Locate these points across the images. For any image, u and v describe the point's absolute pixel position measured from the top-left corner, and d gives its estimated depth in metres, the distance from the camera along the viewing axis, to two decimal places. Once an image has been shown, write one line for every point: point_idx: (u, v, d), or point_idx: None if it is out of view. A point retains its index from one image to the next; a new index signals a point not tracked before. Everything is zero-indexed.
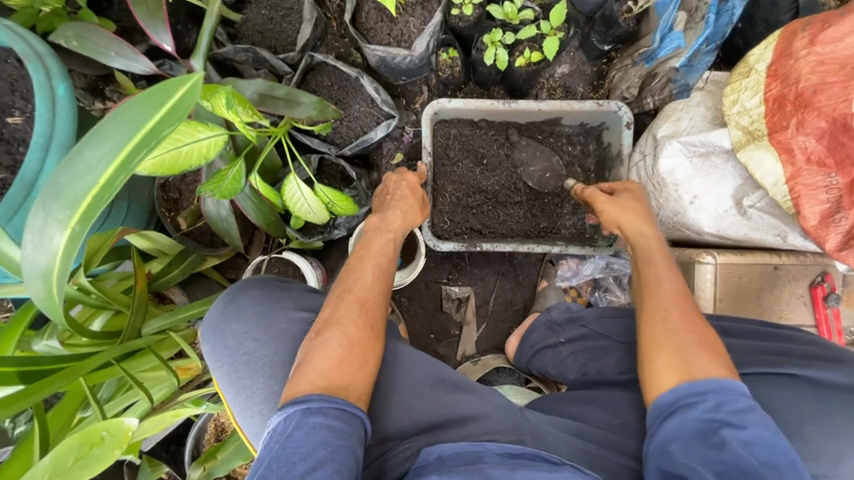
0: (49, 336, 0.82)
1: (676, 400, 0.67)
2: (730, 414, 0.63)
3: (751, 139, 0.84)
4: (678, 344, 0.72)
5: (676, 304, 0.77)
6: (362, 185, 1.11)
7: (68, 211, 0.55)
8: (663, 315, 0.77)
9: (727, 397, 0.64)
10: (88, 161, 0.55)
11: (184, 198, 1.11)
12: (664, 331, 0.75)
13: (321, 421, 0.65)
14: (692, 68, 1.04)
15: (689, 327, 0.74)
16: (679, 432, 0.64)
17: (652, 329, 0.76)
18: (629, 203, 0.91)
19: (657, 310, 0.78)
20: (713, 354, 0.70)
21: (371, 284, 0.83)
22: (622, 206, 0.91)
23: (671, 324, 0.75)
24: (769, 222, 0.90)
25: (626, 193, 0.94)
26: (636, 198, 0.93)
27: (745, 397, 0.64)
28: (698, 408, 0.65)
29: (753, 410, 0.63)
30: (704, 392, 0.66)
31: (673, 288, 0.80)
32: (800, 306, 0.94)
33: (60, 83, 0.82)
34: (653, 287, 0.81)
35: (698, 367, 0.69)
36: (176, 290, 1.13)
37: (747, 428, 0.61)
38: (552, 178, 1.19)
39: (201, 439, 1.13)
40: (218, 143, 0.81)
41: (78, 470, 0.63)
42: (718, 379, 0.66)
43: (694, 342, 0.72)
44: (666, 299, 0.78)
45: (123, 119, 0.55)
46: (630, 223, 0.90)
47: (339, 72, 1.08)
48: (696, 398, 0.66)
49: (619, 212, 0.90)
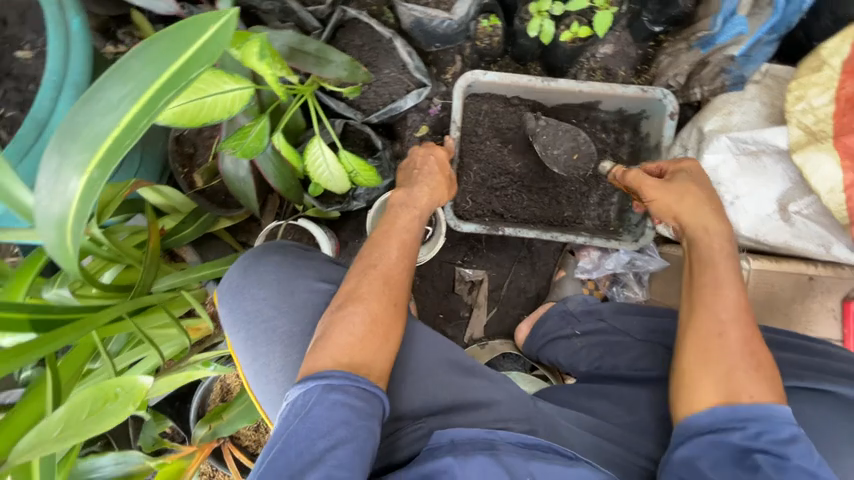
0: (60, 284, 0.78)
1: (713, 424, 0.64)
2: (772, 445, 0.60)
3: (813, 141, 0.79)
4: (732, 366, 0.66)
5: (735, 320, 0.70)
6: (386, 156, 1.06)
7: (86, 154, 0.51)
8: (720, 331, 0.69)
9: (771, 426, 0.61)
10: (110, 100, 0.50)
11: (200, 154, 1.07)
12: (718, 351, 0.68)
13: (342, 399, 0.63)
14: (749, 59, 0.96)
15: (745, 348, 0.68)
16: (708, 448, 0.63)
17: (703, 343, 0.70)
18: (692, 189, 0.80)
19: (714, 325, 0.70)
20: (767, 381, 0.65)
21: (397, 261, 0.80)
22: (681, 193, 0.80)
23: (727, 343, 0.68)
24: (814, 230, 0.87)
25: (687, 174, 0.83)
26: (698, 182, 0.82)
27: (791, 426, 0.61)
28: (736, 435, 0.62)
29: (796, 442, 0.60)
30: (745, 419, 0.62)
31: (735, 303, 0.71)
32: (829, 320, 0.92)
33: (74, 16, 0.75)
34: (711, 296, 0.72)
35: (747, 392, 0.64)
36: (189, 249, 1.10)
37: (788, 459, 0.59)
38: (578, 161, 1.14)
39: (207, 398, 1.13)
40: (244, 97, 0.75)
41: (92, 423, 0.62)
42: (764, 405, 0.62)
43: (751, 365, 0.66)
44: (726, 313, 0.70)
45: (149, 55, 0.50)
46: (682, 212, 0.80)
47: (372, 31, 1.01)
48: (738, 425, 0.62)
49: (672, 199, 0.82)
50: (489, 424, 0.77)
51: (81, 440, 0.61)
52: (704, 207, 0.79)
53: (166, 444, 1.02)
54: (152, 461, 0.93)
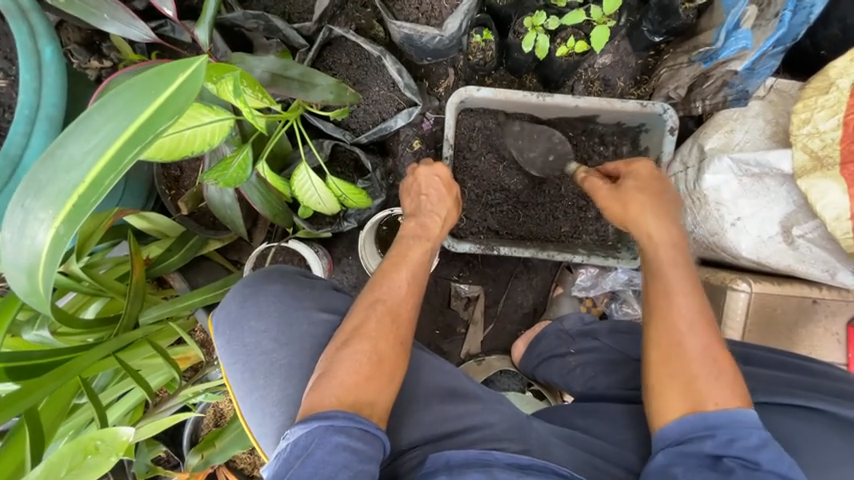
0: (39, 325, 0.76)
1: (684, 434, 0.62)
2: (744, 451, 0.58)
3: (818, 167, 0.76)
4: (692, 375, 0.64)
5: (692, 329, 0.68)
6: (377, 177, 1.02)
7: (52, 210, 0.49)
8: (677, 340, 0.67)
9: (740, 432, 0.59)
10: (73, 155, 0.48)
11: (186, 177, 1.04)
12: (676, 361, 0.67)
13: (345, 441, 0.62)
14: (754, 72, 0.92)
15: (706, 356, 0.65)
16: (684, 456, 0.60)
17: (663, 355, 0.68)
18: (636, 194, 0.80)
19: (670, 335, 0.68)
20: (730, 385, 0.62)
21: (405, 298, 0.79)
22: (624, 199, 0.81)
23: (686, 353, 0.66)
24: (819, 255, 0.84)
25: (632, 179, 0.83)
26: (644, 187, 0.81)
27: (760, 431, 0.59)
28: (708, 444, 0.60)
29: (766, 447, 0.58)
30: (712, 427, 0.60)
31: (691, 308, 0.69)
32: (833, 343, 0.89)
33: (47, 45, 0.72)
34: (665, 306, 0.70)
35: (711, 400, 0.62)
36: (176, 276, 1.07)
37: (761, 465, 0.57)
38: (554, 162, 1.11)
39: (200, 423, 1.11)
40: (224, 129, 0.72)
41: (70, 479, 0.61)
42: (730, 411, 0.60)
43: (712, 372, 0.64)
44: (683, 321, 0.68)
45: (114, 110, 0.48)
46: (640, 222, 0.79)
47: (360, 49, 0.98)
48: (705, 433, 0.60)
49: (622, 208, 0.81)
50: (483, 445, 0.75)
51: None
52: (650, 211, 0.78)
53: (160, 470, 0.99)
54: None
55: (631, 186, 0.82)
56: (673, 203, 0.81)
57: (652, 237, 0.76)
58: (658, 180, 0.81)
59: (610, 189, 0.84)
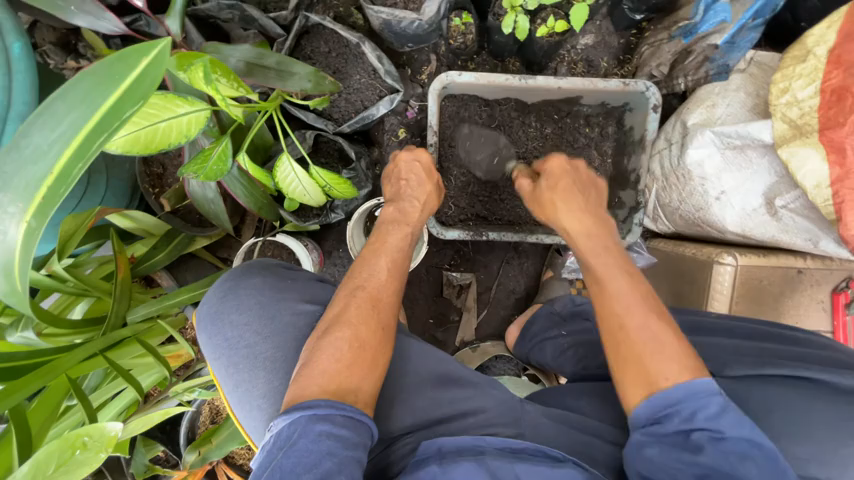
0: (24, 327, 0.74)
1: (653, 416, 0.61)
2: (706, 422, 0.57)
3: (798, 135, 0.76)
4: (639, 356, 0.63)
5: (631, 309, 0.67)
6: (362, 166, 1.02)
7: (22, 203, 0.48)
8: (618, 323, 0.66)
9: (699, 403, 0.58)
10: (39, 145, 0.48)
11: (169, 175, 1.03)
12: (624, 345, 0.65)
13: (328, 429, 0.62)
14: (734, 46, 0.91)
15: (652, 334, 0.64)
16: (655, 435, 0.60)
17: (612, 340, 0.67)
18: (550, 194, 0.88)
19: (612, 319, 0.68)
20: (675, 357, 0.61)
21: (386, 283, 0.79)
22: (541, 199, 0.90)
23: (629, 335, 0.65)
24: (803, 226, 0.83)
25: (547, 179, 0.90)
26: (554, 183, 0.89)
27: (717, 398, 0.57)
28: (674, 421, 0.59)
29: (727, 413, 0.57)
30: (675, 403, 0.59)
31: (626, 289, 0.69)
32: (818, 312, 0.90)
33: (15, 41, 0.70)
34: (600, 292, 0.72)
35: (664, 378, 0.60)
36: (163, 273, 1.06)
37: (725, 433, 0.56)
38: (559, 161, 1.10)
39: (196, 421, 1.11)
40: (199, 119, 0.71)
41: (59, 477, 0.61)
42: (686, 385, 0.59)
43: (654, 348, 0.62)
44: (619, 304, 0.68)
45: (77, 96, 0.47)
46: (559, 217, 0.85)
47: (338, 37, 0.96)
48: (668, 411, 0.59)
49: (541, 209, 0.90)
50: (477, 431, 0.76)
51: None
52: (563, 207, 0.85)
53: (157, 470, 0.99)
54: None
55: (547, 187, 0.90)
56: (588, 194, 0.88)
57: (568, 231, 0.84)
58: (568, 174, 0.89)
59: (530, 190, 0.94)
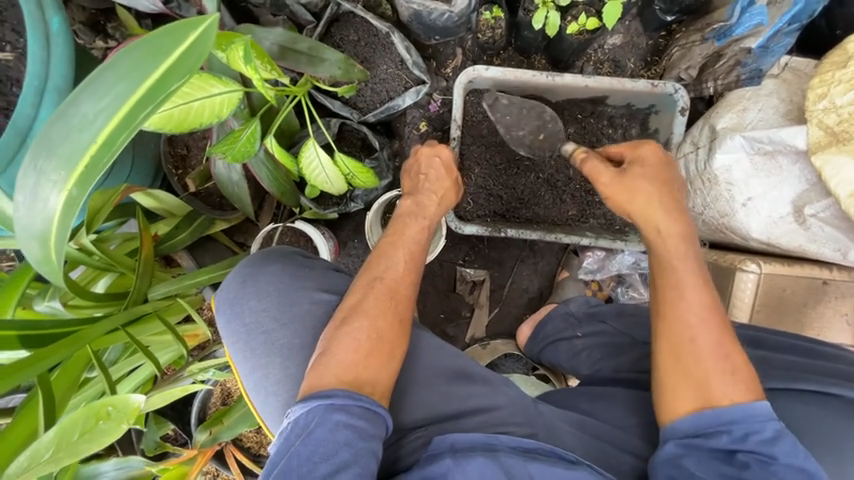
0: (51, 296, 0.79)
1: (698, 429, 0.62)
2: (758, 445, 0.59)
3: (834, 142, 0.77)
4: (706, 373, 0.64)
5: (705, 322, 0.67)
6: (384, 156, 1.02)
7: (65, 171, 0.49)
8: (688, 336, 0.67)
9: (756, 426, 0.59)
10: (85, 115, 0.48)
11: (193, 156, 1.04)
12: (691, 358, 0.66)
13: (345, 419, 0.63)
14: (767, 51, 0.91)
15: (719, 351, 0.65)
16: (697, 450, 0.61)
17: (675, 351, 0.67)
18: (641, 181, 0.77)
19: (682, 329, 0.68)
20: (742, 381, 0.62)
21: (403, 275, 0.79)
22: (630, 188, 0.77)
23: (698, 348, 0.66)
24: (830, 235, 0.84)
25: (640, 166, 0.79)
26: (651, 175, 0.78)
27: (774, 422, 0.59)
28: (723, 438, 0.60)
29: (782, 438, 0.58)
30: (729, 422, 0.61)
31: (702, 304, 0.69)
32: (841, 324, 0.88)
33: (54, 15, 0.71)
34: (676, 300, 0.70)
35: (724, 396, 0.62)
36: (184, 254, 1.07)
37: (777, 458, 0.58)
38: (543, 141, 1.09)
39: (208, 401, 1.12)
40: (232, 101, 0.72)
41: (83, 444, 0.63)
42: (742, 406, 0.61)
43: (724, 368, 0.64)
44: (693, 315, 0.68)
45: (124, 69, 0.48)
46: (646, 212, 0.76)
47: (368, 26, 0.97)
48: (721, 428, 0.61)
49: (627, 197, 0.78)
50: (489, 429, 0.75)
51: (74, 459, 0.63)
52: (660, 205, 0.76)
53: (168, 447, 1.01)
54: (154, 466, 0.92)
55: (636, 174, 0.78)
56: (678, 190, 0.78)
57: (660, 231, 0.75)
58: (666, 167, 0.78)
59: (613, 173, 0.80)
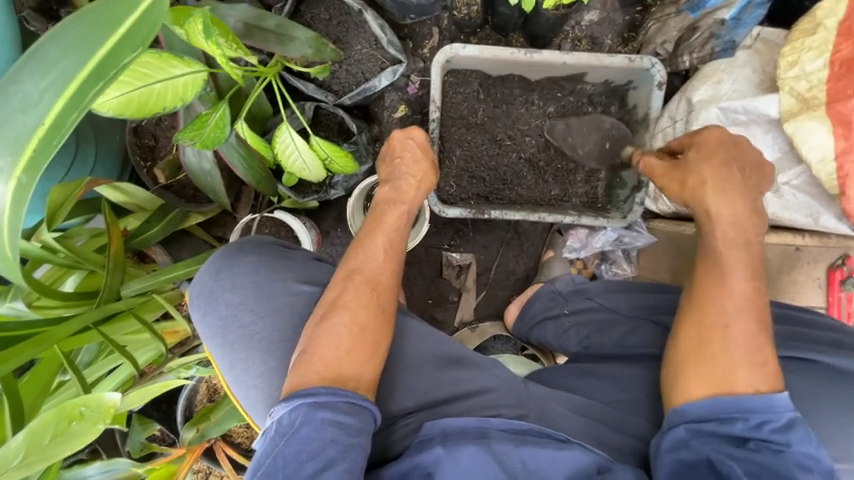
0: (14, 297, 0.72)
1: (712, 413, 0.64)
2: (771, 433, 0.61)
3: (805, 109, 0.78)
4: (732, 364, 0.65)
5: (742, 313, 0.68)
6: (363, 140, 0.99)
7: (11, 156, 0.45)
8: (723, 324, 0.68)
9: (771, 414, 0.62)
10: (29, 94, 0.45)
11: (161, 146, 0.99)
12: (719, 344, 0.67)
13: (330, 416, 0.62)
14: (739, 23, 0.92)
15: (751, 343, 0.66)
16: (707, 435, 0.63)
17: (705, 337, 0.69)
18: (701, 169, 0.76)
19: (716, 317, 0.69)
20: (762, 370, 0.64)
21: (382, 265, 0.78)
22: (684, 177, 0.77)
23: (729, 337, 0.67)
24: (803, 201, 0.86)
25: (696, 151, 0.78)
26: (709, 159, 0.76)
27: (789, 412, 0.61)
28: (738, 425, 0.63)
29: (796, 427, 0.61)
30: (746, 409, 0.63)
31: (745, 294, 0.69)
32: (814, 288, 0.90)
33: None
34: (718, 288, 0.71)
35: (747, 385, 0.64)
36: (158, 249, 1.03)
37: (790, 445, 0.60)
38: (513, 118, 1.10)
39: (194, 399, 1.09)
40: (197, 83, 0.68)
41: (56, 447, 0.60)
42: (766, 396, 0.62)
43: (754, 359, 0.65)
44: (732, 304, 0.69)
45: (68, 41, 0.45)
46: (701, 197, 0.75)
47: (340, 4, 0.94)
48: (735, 415, 0.63)
49: (680, 185, 0.78)
50: (478, 413, 0.75)
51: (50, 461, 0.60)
52: (714, 191, 0.75)
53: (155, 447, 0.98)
54: (141, 467, 0.89)
55: (696, 159, 0.77)
56: (750, 175, 0.76)
57: (713, 214, 0.74)
58: (728, 150, 0.76)
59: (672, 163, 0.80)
